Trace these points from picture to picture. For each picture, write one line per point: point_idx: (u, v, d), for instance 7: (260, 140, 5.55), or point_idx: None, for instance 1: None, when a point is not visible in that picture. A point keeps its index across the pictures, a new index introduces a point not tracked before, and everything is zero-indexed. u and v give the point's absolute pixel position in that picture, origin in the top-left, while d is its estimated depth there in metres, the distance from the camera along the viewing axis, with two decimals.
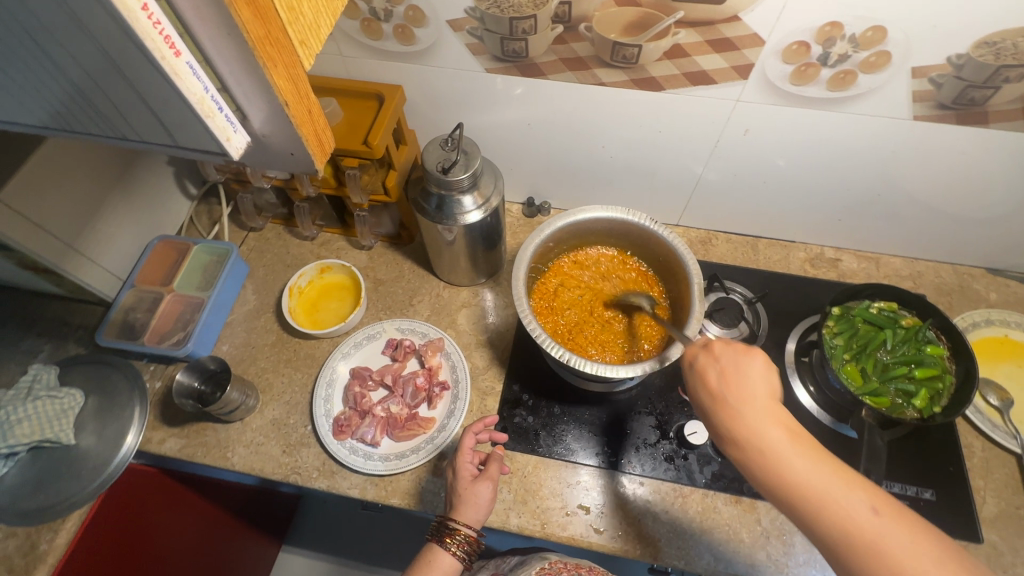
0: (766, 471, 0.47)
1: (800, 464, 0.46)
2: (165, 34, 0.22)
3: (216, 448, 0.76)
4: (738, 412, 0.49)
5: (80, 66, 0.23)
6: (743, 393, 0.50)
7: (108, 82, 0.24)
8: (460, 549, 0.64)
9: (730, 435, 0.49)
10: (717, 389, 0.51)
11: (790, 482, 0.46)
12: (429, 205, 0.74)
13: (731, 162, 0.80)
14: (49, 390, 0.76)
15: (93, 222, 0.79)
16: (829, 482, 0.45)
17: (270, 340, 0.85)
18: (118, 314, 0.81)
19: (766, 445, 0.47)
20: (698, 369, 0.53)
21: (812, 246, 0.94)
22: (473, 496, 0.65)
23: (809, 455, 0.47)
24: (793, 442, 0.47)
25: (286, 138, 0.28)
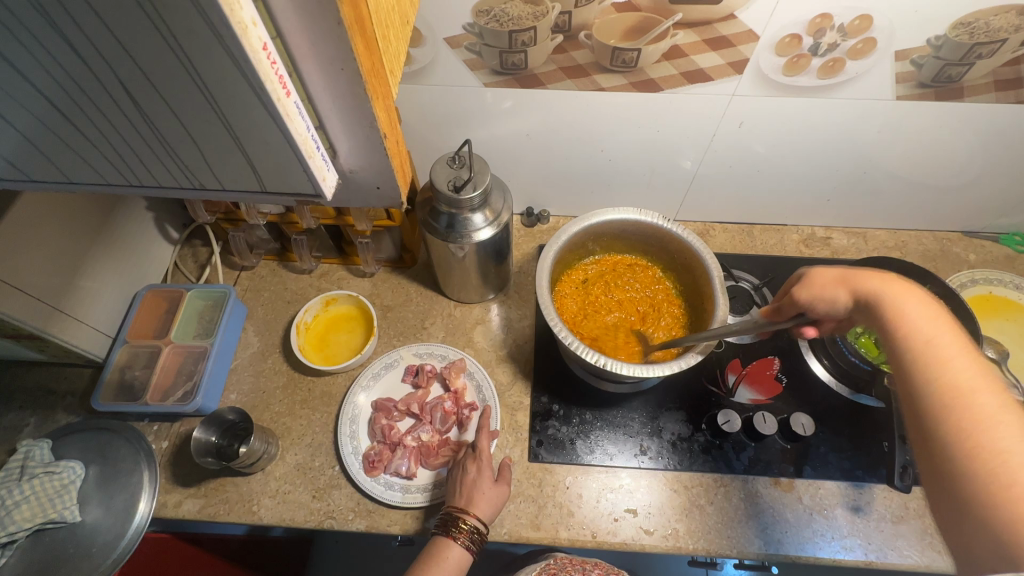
0: (885, 330, 0.48)
1: (931, 338, 0.45)
2: (279, 74, 0.25)
3: (239, 503, 0.72)
4: (869, 289, 0.51)
5: (168, 101, 0.27)
6: (877, 285, 0.51)
7: (204, 119, 0.28)
8: (474, 546, 0.63)
9: (870, 313, 0.51)
10: (841, 279, 0.54)
11: (914, 340, 0.46)
12: (440, 224, 0.73)
13: (726, 153, 0.82)
14: (46, 466, 0.70)
15: (76, 277, 0.73)
16: (968, 365, 0.43)
17: (281, 382, 0.81)
18: (113, 374, 0.76)
19: (911, 329, 0.47)
20: (814, 270, 0.57)
21: (803, 227, 0.98)
22: (496, 495, 0.67)
23: (947, 330, 0.46)
24: (938, 325, 0.46)
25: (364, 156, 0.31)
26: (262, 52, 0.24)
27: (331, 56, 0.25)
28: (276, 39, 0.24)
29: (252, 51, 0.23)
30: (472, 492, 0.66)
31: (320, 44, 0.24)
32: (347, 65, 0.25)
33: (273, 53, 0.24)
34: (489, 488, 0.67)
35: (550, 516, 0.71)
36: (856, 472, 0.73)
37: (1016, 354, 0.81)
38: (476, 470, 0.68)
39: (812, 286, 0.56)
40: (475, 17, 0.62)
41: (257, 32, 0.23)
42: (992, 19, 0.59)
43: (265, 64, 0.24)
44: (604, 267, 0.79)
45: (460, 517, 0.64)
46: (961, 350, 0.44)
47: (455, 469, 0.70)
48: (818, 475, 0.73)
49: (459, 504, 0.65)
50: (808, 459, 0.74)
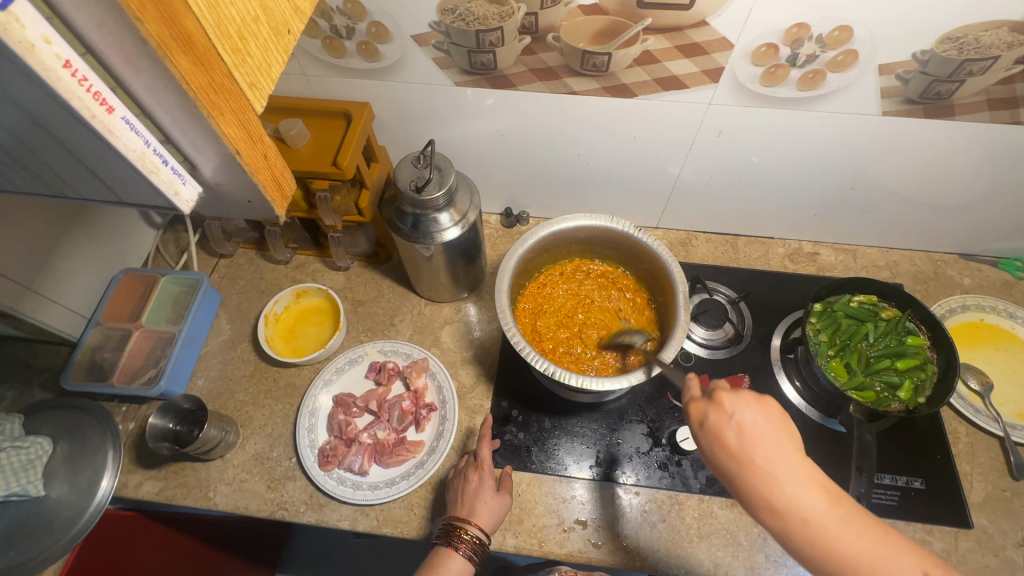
0: (820, 546, 0.40)
1: (845, 533, 0.40)
2: (94, 91, 0.19)
3: (197, 488, 0.73)
4: (784, 488, 0.41)
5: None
6: (771, 456, 0.42)
7: (39, 145, 0.22)
8: (476, 557, 0.64)
9: (769, 508, 0.41)
10: (736, 446, 0.43)
11: (852, 559, 0.39)
12: (405, 224, 0.72)
13: (707, 162, 0.80)
14: (13, 441, 0.72)
15: (50, 259, 0.75)
16: (861, 534, 0.40)
17: (248, 370, 0.82)
18: (84, 354, 0.78)
19: (829, 527, 0.40)
20: (713, 429, 0.45)
21: (790, 241, 0.94)
22: (496, 506, 0.67)
23: (849, 517, 0.40)
24: (839, 510, 0.40)
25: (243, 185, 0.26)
26: (62, 68, 0.18)
27: (154, 71, 0.20)
28: (87, 55, 0.19)
29: (50, 75, 0.18)
30: (474, 503, 0.66)
31: (140, 56, 0.20)
32: (176, 86, 0.21)
33: (83, 69, 0.19)
34: (491, 499, 0.66)
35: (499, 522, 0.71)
36: None
37: (1002, 386, 0.77)
38: (477, 480, 0.67)
39: (720, 460, 0.44)
40: (441, 15, 0.61)
41: (55, 48, 0.18)
42: (981, 34, 0.55)
43: (73, 82, 0.19)
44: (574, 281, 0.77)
45: (462, 527, 0.64)
46: (870, 529, 0.40)
47: (456, 479, 0.70)
48: None
49: (462, 515, 0.65)
50: None
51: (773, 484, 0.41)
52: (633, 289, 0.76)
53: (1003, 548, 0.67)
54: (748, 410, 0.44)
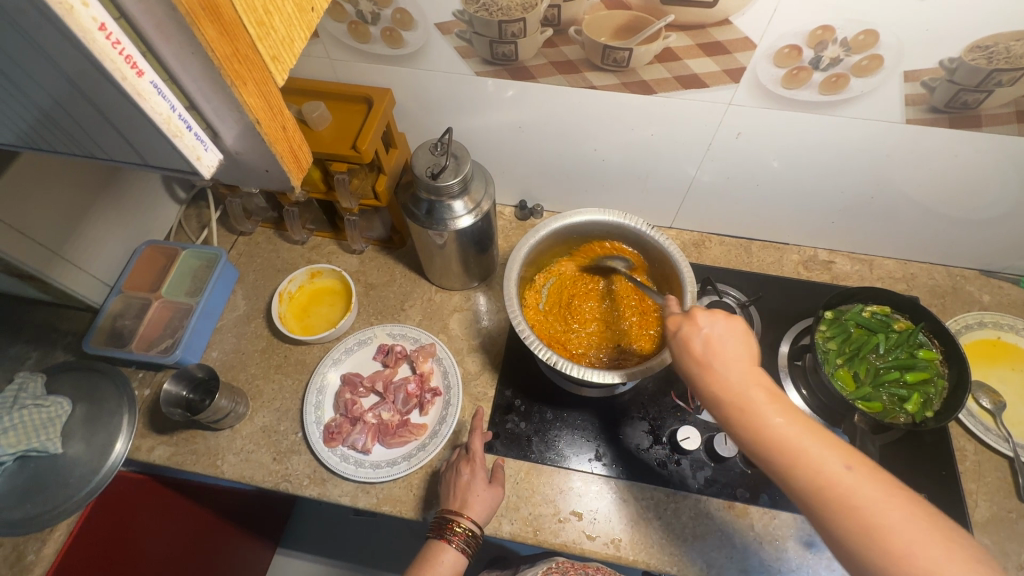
0: (757, 435, 0.43)
1: (783, 423, 0.43)
2: (126, 54, 0.21)
3: (206, 456, 0.76)
4: (728, 381, 0.46)
5: (35, 81, 0.23)
6: (728, 360, 0.47)
7: (75, 105, 0.24)
8: (468, 548, 0.66)
9: (715, 399, 0.46)
10: (701, 355, 0.48)
11: (783, 445, 0.42)
12: (419, 209, 0.74)
13: (723, 164, 0.79)
14: (36, 399, 0.75)
15: (78, 227, 0.78)
16: (808, 437, 0.42)
17: (260, 346, 0.84)
18: (106, 320, 0.81)
19: (763, 414, 0.44)
20: (681, 337, 0.50)
21: (805, 248, 0.93)
22: (490, 497, 0.68)
23: (791, 415, 0.44)
24: (784, 409, 0.44)
25: (261, 155, 0.27)
26: (98, 31, 0.19)
27: (181, 41, 0.21)
28: (121, 20, 0.20)
29: (87, 37, 0.19)
30: (467, 495, 0.67)
31: (169, 24, 0.21)
32: (202, 55, 0.22)
33: (117, 33, 0.20)
34: (483, 491, 0.67)
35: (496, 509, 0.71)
36: None
37: (1015, 406, 0.76)
38: (469, 472, 0.68)
39: (683, 363, 0.49)
40: (465, 5, 0.62)
41: (92, 12, 0.19)
42: (1012, 44, 0.54)
43: (108, 45, 0.20)
44: (589, 275, 0.78)
45: (455, 520, 0.66)
46: (811, 426, 0.43)
47: (448, 471, 0.70)
48: (775, 504, 0.71)
49: (453, 508, 0.66)
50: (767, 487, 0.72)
51: (721, 378, 0.46)
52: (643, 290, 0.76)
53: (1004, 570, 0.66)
54: (714, 323, 0.49)
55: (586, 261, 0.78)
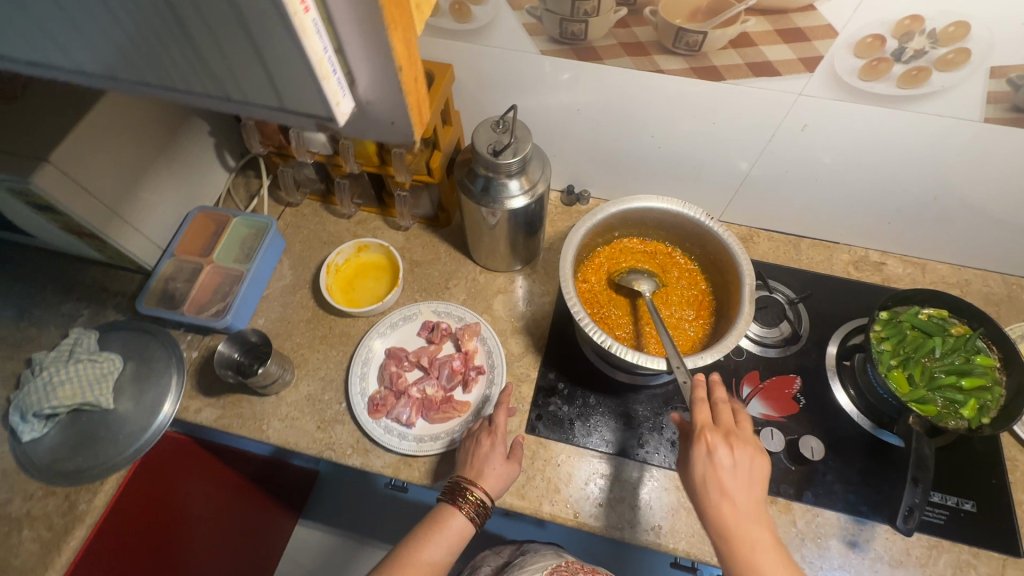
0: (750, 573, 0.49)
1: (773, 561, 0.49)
2: None
3: (251, 420, 0.77)
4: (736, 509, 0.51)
5: (204, 24, 0.25)
6: (739, 486, 0.52)
7: (234, 46, 0.26)
8: (478, 518, 0.65)
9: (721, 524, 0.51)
10: (715, 472, 0.52)
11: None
12: (475, 186, 0.73)
13: (783, 157, 0.78)
14: (90, 355, 0.77)
15: (137, 190, 0.79)
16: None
17: (305, 316, 0.85)
18: (158, 282, 0.82)
19: (759, 553, 0.49)
20: (702, 449, 0.54)
21: (856, 248, 0.91)
22: (505, 473, 0.67)
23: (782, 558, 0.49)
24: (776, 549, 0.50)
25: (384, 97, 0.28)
26: None
27: None
28: None
29: None
30: (482, 466, 0.67)
31: None
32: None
33: None
34: (500, 465, 0.67)
35: (536, 489, 0.72)
36: (861, 508, 0.70)
37: None
38: (487, 444, 0.68)
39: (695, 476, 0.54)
40: None
41: None
42: None
43: None
44: (643, 260, 0.78)
45: (468, 488, 0.65)
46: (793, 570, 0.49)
47: (469, 441, 0.70)
48: (820, 501, 0.70)
49: (469, 476, 0.66)
50: (811, 485, 0.71)
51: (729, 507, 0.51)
52: (695, 281, 0.76)
53: None
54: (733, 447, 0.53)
55: (641, 246, 0.78)
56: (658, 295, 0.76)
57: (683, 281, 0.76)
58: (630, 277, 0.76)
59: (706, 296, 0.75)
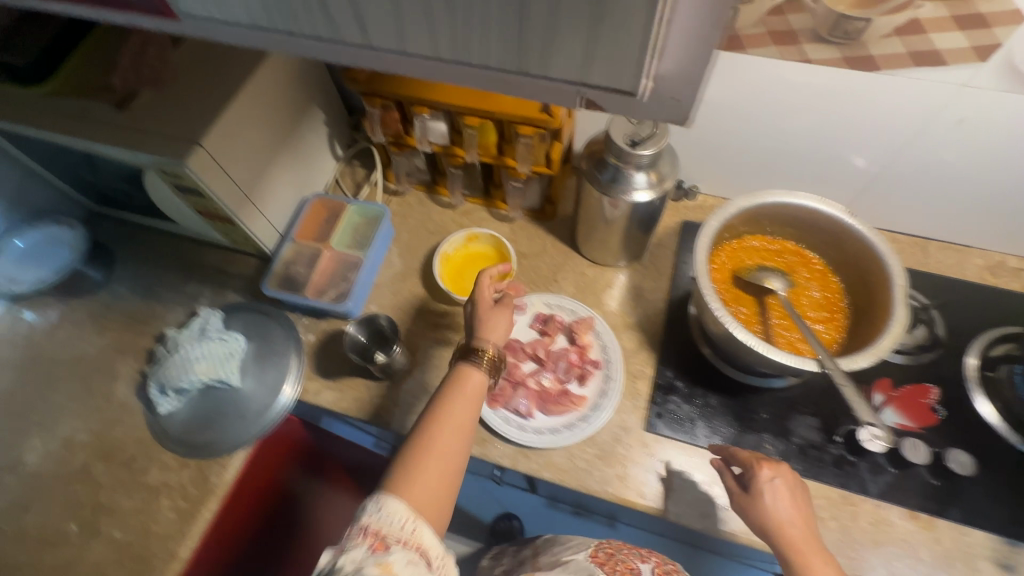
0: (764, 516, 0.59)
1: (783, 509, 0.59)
2: None
3: (370, 404, 0.78)
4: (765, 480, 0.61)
5: None
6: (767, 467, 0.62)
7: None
8: (494, 373, 0.65)
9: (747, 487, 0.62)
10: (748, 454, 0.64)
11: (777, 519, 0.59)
12: (604, 175, 0.72)
13: (926, 153, 0.73)
14: (219, 334, 0.80)
15: (267, 176, 0.81)
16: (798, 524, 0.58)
17: (417, 304, 0.86)
18: (280, 267, 0.85)
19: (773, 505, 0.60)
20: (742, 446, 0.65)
21: (991, 252, 0.85)
22: (507, 321, 0.69)
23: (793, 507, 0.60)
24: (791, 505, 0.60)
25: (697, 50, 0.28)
26: None
27: None
28: None
29: None
30: (488, 321, 0.68)
31: None
32: None
33: None
34: (501, 313, 0.69)
35: (660, 488, 0.70)
36: (1013, 528, 0.66)
37: None
38: (476, 307, 0.70)
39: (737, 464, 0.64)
40: None
41: None
42: None
43: None
44: (772, 258, 0.75)
45: (481, 347, 0.65)
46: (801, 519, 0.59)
47: (474, 310, 0.70)
48: (966, 519, 0.66)
49: (477, 335, 0.67)
50: (956, 501, 0.67)
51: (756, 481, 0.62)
52: (829, 282, 0.74)
53: None
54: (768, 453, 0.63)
55: (769, 244, 0.76)
56: (790, 295, 0.73)
57: (813, 281, 0.74)
58: (760, 274, 0.73)
59: (841, 298, 0.72)
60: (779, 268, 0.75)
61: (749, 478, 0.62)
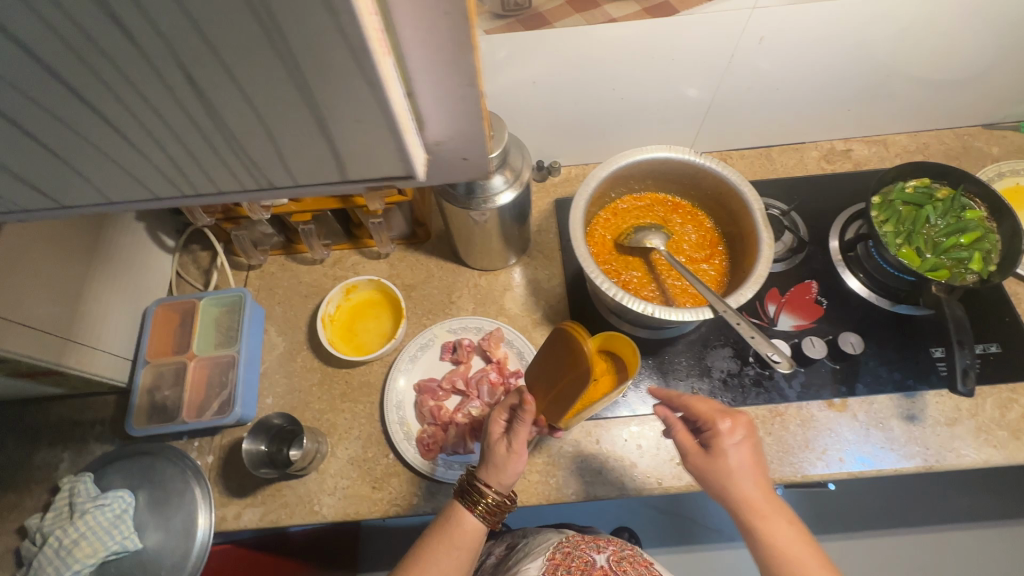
0: (725, 484, 0.53)
1: (748, 478, 0.53)
2: (378, 39, 0.28)
3: (299, 505, 0.71)
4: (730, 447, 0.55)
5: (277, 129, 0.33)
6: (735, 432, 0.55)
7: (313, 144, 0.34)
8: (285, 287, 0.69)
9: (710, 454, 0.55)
10: (700, 415, 0.58)
11: (737, 487, 0.53)
12: (458, 189, 0.68)
13: (741, 76, 0.77)
14: (94, 500, 0.67)
15: (80, 304, 0.68)
16: (768, 498, 0.52)
17: (315, 378, 0.78)
18: (142, 397, 0.73)
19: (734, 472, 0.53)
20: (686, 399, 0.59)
21: (822, 142, 0.93)
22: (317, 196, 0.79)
23: (759, 481, 0.53)
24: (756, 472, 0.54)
25: (461, 136, 0.40)
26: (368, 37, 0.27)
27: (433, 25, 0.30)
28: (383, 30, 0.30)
29: (366, 54, 0.28)
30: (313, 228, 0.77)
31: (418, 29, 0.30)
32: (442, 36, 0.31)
33: (375, 29, 0.28)
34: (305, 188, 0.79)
35: (614, 471, 0.71)
36: (907, 381, 0.73)
37: None
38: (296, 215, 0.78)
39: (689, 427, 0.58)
40: None
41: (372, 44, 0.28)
42: None
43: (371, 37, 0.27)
44: (645, 215, 0.77)
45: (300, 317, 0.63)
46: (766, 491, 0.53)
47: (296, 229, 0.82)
48: (871, 389, 0.73)
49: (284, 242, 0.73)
50: (859, 377, 0.74)
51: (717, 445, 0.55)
52: (701, 220, 0.76)
53: None
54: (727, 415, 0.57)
55: (639, 202, 0.78)
56: (671, 245, 0.75)
57: (688, 225, 0.76)
58: (639, 236, 0.74)
59: (716, 233, 0.75)
60: (655, 222, 0.76)
61: (711, 435, 0.56)
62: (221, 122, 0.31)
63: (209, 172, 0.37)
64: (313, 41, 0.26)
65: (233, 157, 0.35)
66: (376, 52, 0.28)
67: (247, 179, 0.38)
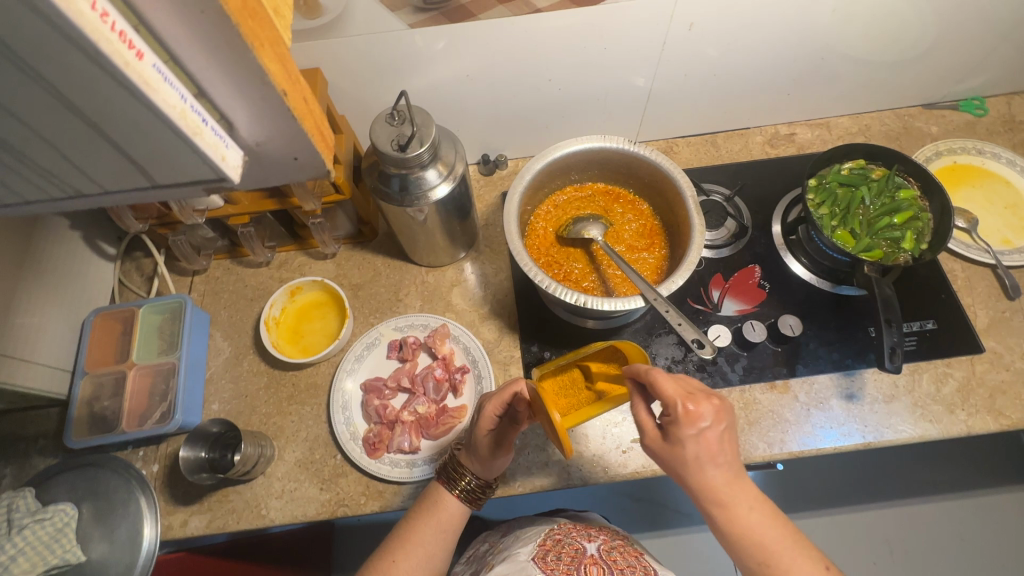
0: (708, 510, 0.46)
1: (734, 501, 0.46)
2: (126, 43, 0.30)
3: (246, 510, 0.70)
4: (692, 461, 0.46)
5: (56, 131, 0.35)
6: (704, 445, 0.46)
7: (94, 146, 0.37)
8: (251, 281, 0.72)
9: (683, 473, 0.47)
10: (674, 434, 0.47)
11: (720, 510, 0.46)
12: (392, 187, 0.68)
13: (676, 63, 0.77)
14: (33, 515, 0.66)
15: (8, 316, 0.67)
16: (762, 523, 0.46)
17: (262, 382, 0.78)
18: (81, 408, 0.72)
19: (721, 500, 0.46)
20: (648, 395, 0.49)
21: (766, 127, 0.94)
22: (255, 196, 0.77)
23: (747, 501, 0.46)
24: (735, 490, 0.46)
25: (277, 138, 0.44)
26: (108, 29, 0.29)
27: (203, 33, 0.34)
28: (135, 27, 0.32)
29: (105, 41, 0.29)
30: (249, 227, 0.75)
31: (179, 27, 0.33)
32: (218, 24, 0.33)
33: (118, 29, 0.30)
34: None
35: (561, 461, 0.71)
36: (846, 361, 0.74)
37: (986, 221, 0.82)
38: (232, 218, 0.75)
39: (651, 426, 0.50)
40: None
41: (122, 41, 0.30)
42: None
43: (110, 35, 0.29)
44: (586, 205, 0.77)
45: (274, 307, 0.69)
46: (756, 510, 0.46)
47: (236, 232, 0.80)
48: (811, 370, 0.74)
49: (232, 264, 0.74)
50: (799, 358, 0.75)
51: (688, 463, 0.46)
52: (641, 209, 0.76)
53: (1013, 363, 0.73)
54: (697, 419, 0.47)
55: (580, 193, 0.78)
56: (612, 234, 0.75)
57: (628, 214, 0.76)
58: (578, 227, 0.74)
59: (656, 222, 0.76)
60: (595, 212, 0.76)
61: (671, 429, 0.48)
62: (0, 131, 0.35)
63: (22, 179, 0.40)
64: (32, 43, 0.28)
65: (41, 167, 0.39)
66: (122, 61, 0.30)
67: (51, 187, 0.42)
